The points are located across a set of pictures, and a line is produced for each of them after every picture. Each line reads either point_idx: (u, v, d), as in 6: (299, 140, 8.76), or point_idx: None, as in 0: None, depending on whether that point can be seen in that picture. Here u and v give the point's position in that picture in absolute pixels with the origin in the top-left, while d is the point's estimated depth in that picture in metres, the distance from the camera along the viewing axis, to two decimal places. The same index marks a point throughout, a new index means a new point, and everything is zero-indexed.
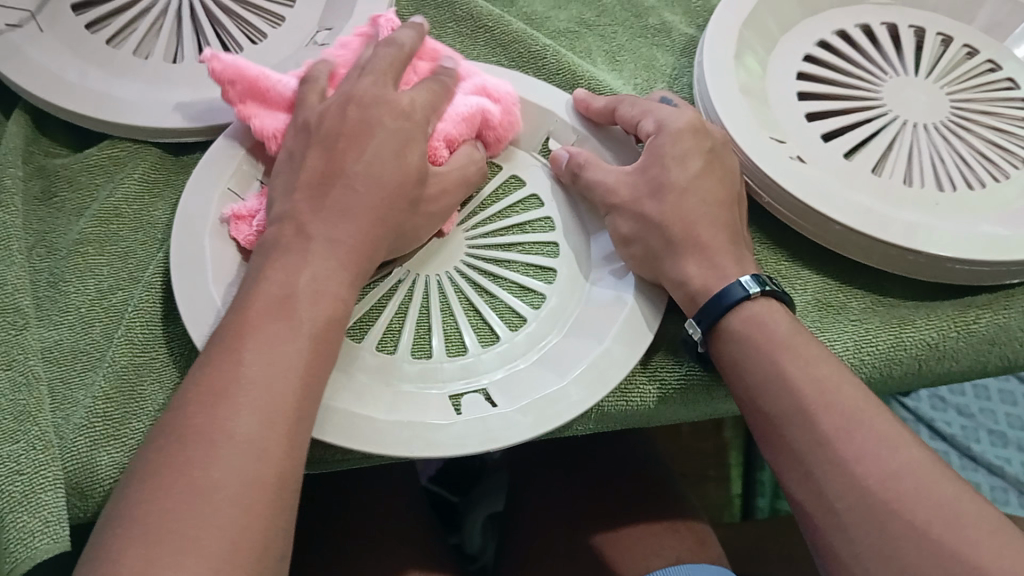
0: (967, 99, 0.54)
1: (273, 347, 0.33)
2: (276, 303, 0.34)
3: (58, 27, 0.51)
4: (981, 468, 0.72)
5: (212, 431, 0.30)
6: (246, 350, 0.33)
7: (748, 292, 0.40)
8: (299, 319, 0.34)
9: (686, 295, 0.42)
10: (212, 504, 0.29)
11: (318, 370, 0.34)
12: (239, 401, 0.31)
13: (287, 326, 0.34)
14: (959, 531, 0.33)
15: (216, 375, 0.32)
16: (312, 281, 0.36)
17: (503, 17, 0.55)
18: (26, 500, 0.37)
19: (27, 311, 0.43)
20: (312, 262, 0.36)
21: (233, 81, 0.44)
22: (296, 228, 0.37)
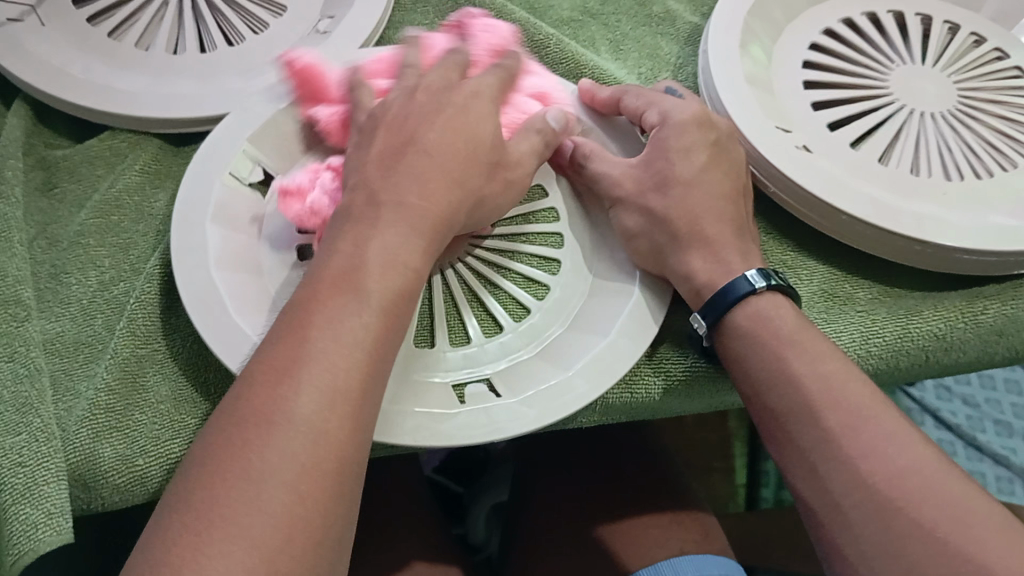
0: (975, 88, 0.53)
1: (340, 320, 0.32)
2: (348, 274, 0.33)
3: (60, 21, 0.51)
4: (986, 458, 0.72)
5: (271, 410, 0.30)
6: (314, 324, 0.32)
7: (753, 288, 0.40)
8: (334, 278, 0.33)
9: (691, 290, 0.42)
10: (258, 484, 0.28)
11: (384, 342, 0.33)
12: (302, 378, 0.30)
13: (354, 298, 0.33)
14: (966, 529, 0.33)
15: (284, 348, 0.31)
16: (383, 251, 0.34)
17: (506, 5, 0.54)
18: (27, 492, 0.37)
19: (29, 302, 0.42)
20: (382, 230, 0.35)
21: (298, 84, 0.45)
22: (368, 195, 0.36)
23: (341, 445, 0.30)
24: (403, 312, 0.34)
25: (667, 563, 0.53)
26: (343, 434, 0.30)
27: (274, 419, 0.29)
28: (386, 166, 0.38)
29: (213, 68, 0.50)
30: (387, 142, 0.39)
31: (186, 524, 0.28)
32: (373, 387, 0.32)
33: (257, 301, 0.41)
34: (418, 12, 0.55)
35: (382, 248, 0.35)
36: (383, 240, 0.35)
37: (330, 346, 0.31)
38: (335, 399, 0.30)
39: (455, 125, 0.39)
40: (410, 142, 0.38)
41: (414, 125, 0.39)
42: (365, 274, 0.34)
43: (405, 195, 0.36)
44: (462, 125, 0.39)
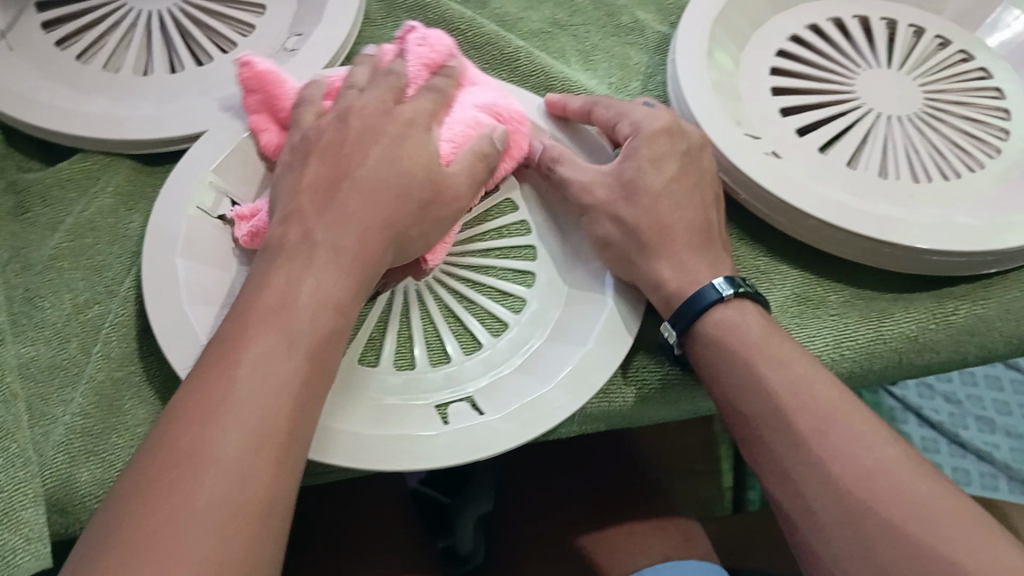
0: (940, 90, 0.54)
1: (267, 361, 0.32)
2: (277, 312, 0.34)
3: (29, 46, 0.51)
4: (969, 454, 0.74)
5: (196, 446, 0.30)
6: (242, 361, 0.32)
7: (720, 296, 0.41)
8: (262, 314, 0.34)
9: (661, 298, 0.42)
10: (188, 518, 0.28)
11: (314, 378, 0.33)
12: (227, 420, 0.30)
13: (280, 338, 0.33)
14: (936, 527, 0.33)
15: (205, 383, 0.31)
16: (315, 292, 0.35)
17: (474, 19, 0.55)
18: (6, 518, 0.37)
19: (5, 327, 0.42)
20: (317, 273, 0.36)
21: (253, 89, 0.46)
22: (303, 236, 0.37)
23: (270, 477, 0.30)
24: (332, 349, 0.35)
25: (651, 568, 0.53)
26: (272, 472, 0.31)
27: (201, 459, 0.30)
28: (316, 198, 0.38)
29: (182, 88, 0.51)
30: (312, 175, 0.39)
31: (134, 552, 0.27)
32: (302, 425, 0.32)
33: (213, 299, 0.42)
34: (388, 27, 0.56)
35: (314, 288, 0.35)
36: (314, 283, 0.35)
37: (259, 387, 0.32)
38: (262, 438, 0.31)
39: (382, 155, 0.40)
40: (332, 180, 0.38)
41: (340, 159, 0.39)
42: (293, 316, 0.34)
43: (336, 232, 0.37)
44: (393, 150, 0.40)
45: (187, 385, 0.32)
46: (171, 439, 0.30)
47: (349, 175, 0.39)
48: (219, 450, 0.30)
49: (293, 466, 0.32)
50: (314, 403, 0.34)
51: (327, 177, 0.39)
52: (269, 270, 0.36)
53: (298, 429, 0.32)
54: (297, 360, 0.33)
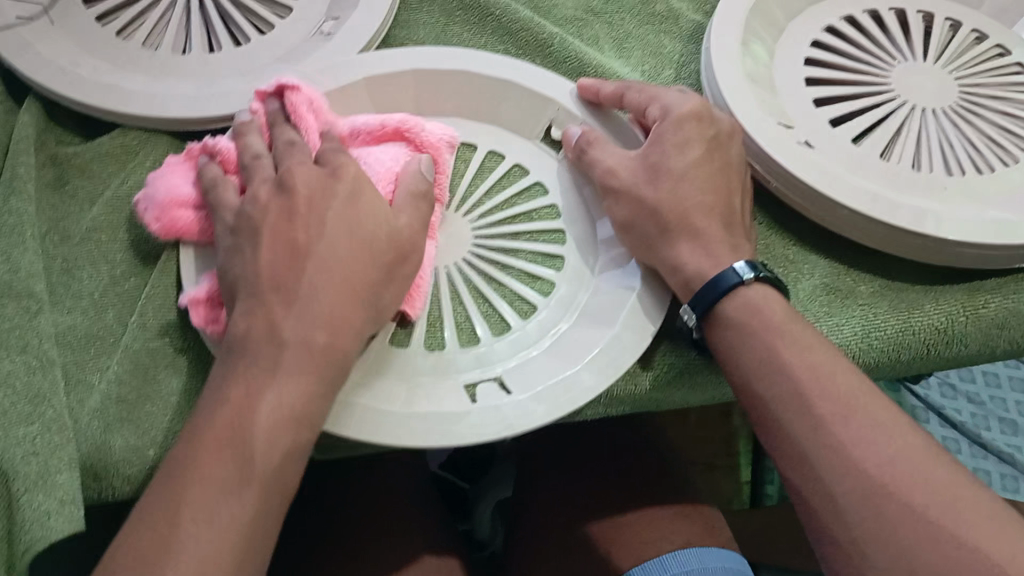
0: (975, 83, 0.53)
1: (216, 500, 0.33)
2: (231, 436, 0.34)
3: (69, 21, 0.52)
4: (991, 456, 0.73)
5: None
6: (186, 501, 0.33)
7: (741, 279, 0.41)
8: (215, 439, 0.34)
9: (681, 281, 0.42)
10: None
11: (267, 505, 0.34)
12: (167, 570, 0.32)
13: (234, 461, 0.34)
14: (953, 513, 0.33)
15: (150, 540, 0.32)
16: (276, 408, 0.35)
17: (508, 5, 0.55)
18: (41, 480, 0.38)
19: (41, 295, 0.43)
20: (281, 373, 0.35)
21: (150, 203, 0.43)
22: (270, 330, 0.36)
23: None
24: (293, 466, 0.35)
25: (669, 555, 0.53)
26: None
27: None
28: (287, 269, 0.37)
29: (220, 67, 0.51)
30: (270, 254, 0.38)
31: None
32: (249, 558, 0.34)
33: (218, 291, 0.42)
34: (423, 10, 0.56)
35: (275, 404, 0.35)
36: (275, 395, 0.35)
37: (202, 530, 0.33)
38: None
39: (343, 227, 0.39)
40: (293, 256, 0.38)
41: (296, 232, 0.38)
42: (250, 445, 0.34)
43: (320, 298, 0.37)
44: (353, 218, 0.39)
45: (138, 516, 0.33)
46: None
47: (310, 252, 0.38)
48: None
49: None
50: (271, 526, 0.35)
51: (287, 256, 0.38)
52: (232, 372, 0.36)
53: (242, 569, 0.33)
54: (250, 498, 0.34)
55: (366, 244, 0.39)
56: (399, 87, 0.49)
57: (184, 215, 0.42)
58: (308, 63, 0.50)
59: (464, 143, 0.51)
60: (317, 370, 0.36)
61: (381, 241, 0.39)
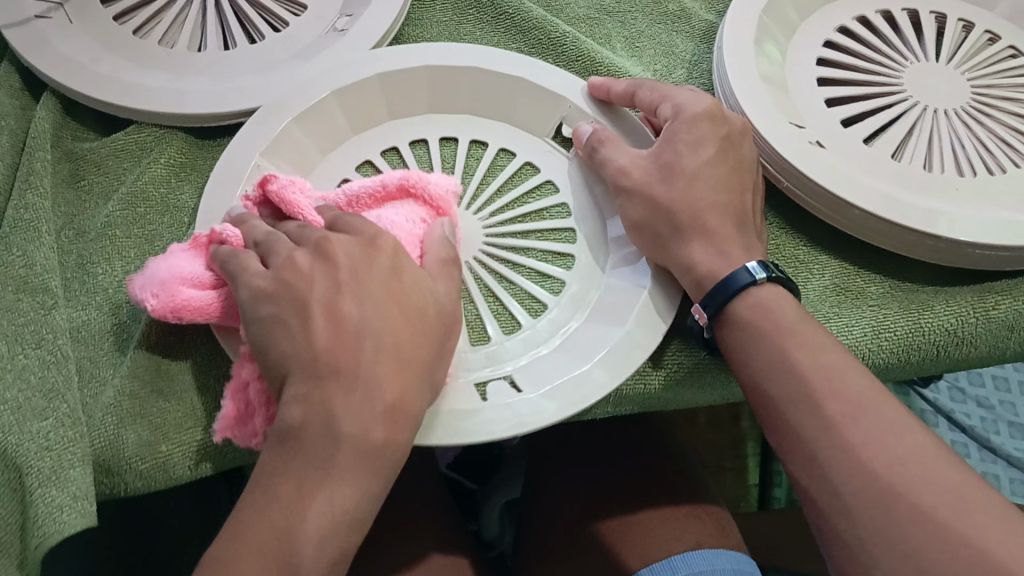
0: (988, 85, 0.53)
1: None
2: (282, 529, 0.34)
3: (85, 18, 0.52)
4: (1000, 460, 0.73)
5: None
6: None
7: (753, 278, 0.41)
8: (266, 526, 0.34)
9: (693, 281, 0.42)
10: None
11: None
12: None
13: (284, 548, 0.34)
14: (963, 515, 0.33)
15: None
16: (326, 507, 0.35)
17: (522, 4, 0.55)
18: (54, 475, 0.38)
19: (55, 291, 0.43)
20: (335, 471, 0.35)
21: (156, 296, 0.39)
22: (324, 418, 0.35)
23: None
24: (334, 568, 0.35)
25: (680, 555, 0.53)
26: None
27: None
28: (341, 349, 0.36)
29: (235, 64, 0.52)
30: (326, 337, 0.36)
31: None
32: None
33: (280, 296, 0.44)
34: (436, 9, 0.56)
35: (327, 504, 0.35)
36: (328, 496, 0.35)
37: None
38: None
39: (396, 308, 0.38)
40: (341, 338, 0.37)
41: (350, 313, 0.37)
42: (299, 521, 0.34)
43: (374, 387, 0.36)
44: (405, 301, 0.38)
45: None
46: None
47: (364, 337, 0.37)
48: None
49: None
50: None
51: (343, 339, 0.37)
52: (287, 467, 0.35)
53: None
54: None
55: (417, 323, 0.38)
56: (415, 81, 0.50)
57: (200, 296, 0.39)
58: (322, 60, 0.50)
59: (476, 141, 0.51)
60: (367, 461, 0.35)
61: (428, 319, 0.38)
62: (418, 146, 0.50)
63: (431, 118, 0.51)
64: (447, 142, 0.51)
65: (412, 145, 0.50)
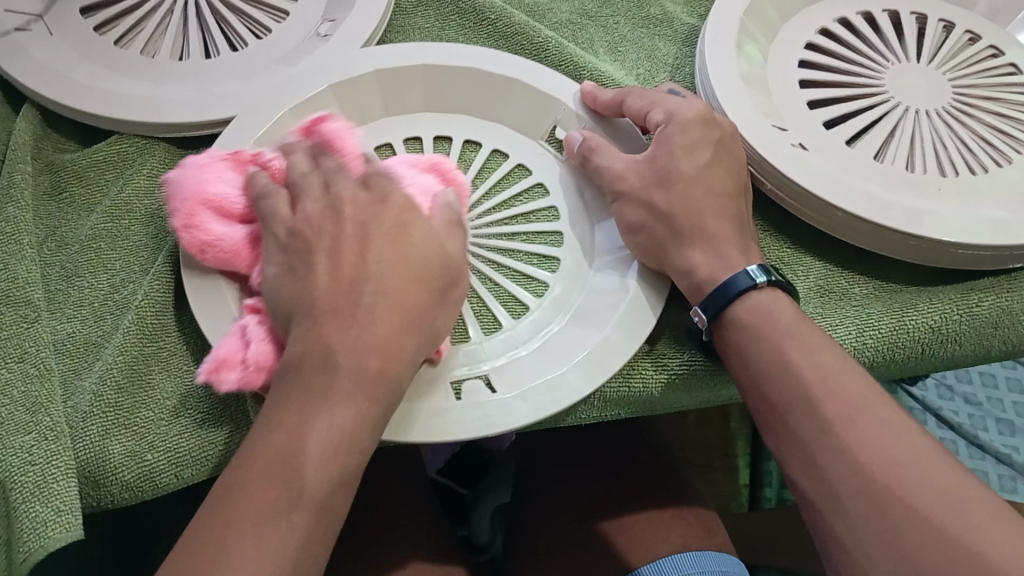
0: (969, 85, 0.54)
1: (275, 516, 0.32)
2: (286, 457, 0.33)
3: (66, 28, 0.52)
4: (988, 456, 0.73)
5: None
6: (251, 514, 0.31)
7: (754, 282, 0.41)
8: (271, 458, 0.33)
9: (692, 285, 0.42)
10: None
11: (324, 524, 0.33)
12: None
13: (289, 482, 0.32)
14: (961, 516, 0.33)
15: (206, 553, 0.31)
16: (328, 433, 0.33)
17: (505, 9, 0.55)
18: (38, 490, 0.38)
19: (38, 303, 0.43)
20: (335, 401, 0.34)
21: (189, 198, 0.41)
22: (324, 354, 0.35)
23: None
24: (340, 497, 0.33)
25: (668, 559, 0.53)
26: None
27: None
28: (341, 295, 0.36)
29: (216, 71, 0.51)
30: (327, 285, 0.36)
31: None
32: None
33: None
34: (418, 17, 0.56)
35: (328, 428, 0.34)
36: (328, 418, 0.34)
37: (261, 544, 0.31)
38: None
39: (395, 253, 0.38)
40: (346, 284, 0.37)
41: (351, 261, 0.37)
42: (305, 452, 0.33)
43: (376, 317, 0.36)
44: (404, 247, 0.38)
45: (196, 524, 0.32)
46: None
47: (363, 278, 0.37)
48: None
49: None
50: (319, 554, 0.33)
51: (345, 286, 0.36)
52: (287, 399, 0.34)
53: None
54: (300, 521, 0.32)
55: (418, 268, 0.38)
56: (409, 82, 0.50)
57: (228, 226, 0.41)
58: (305, 65, 0.50)
59: (469, 142, 0.51)
60: (368, 392, 0.35)
61: (430, 263, 0.38)
62: (410, 144, 0.51)
63: (428, 115, 0.51)
64: (442, 141, 0.51)
65: (406, 142, 0.51)
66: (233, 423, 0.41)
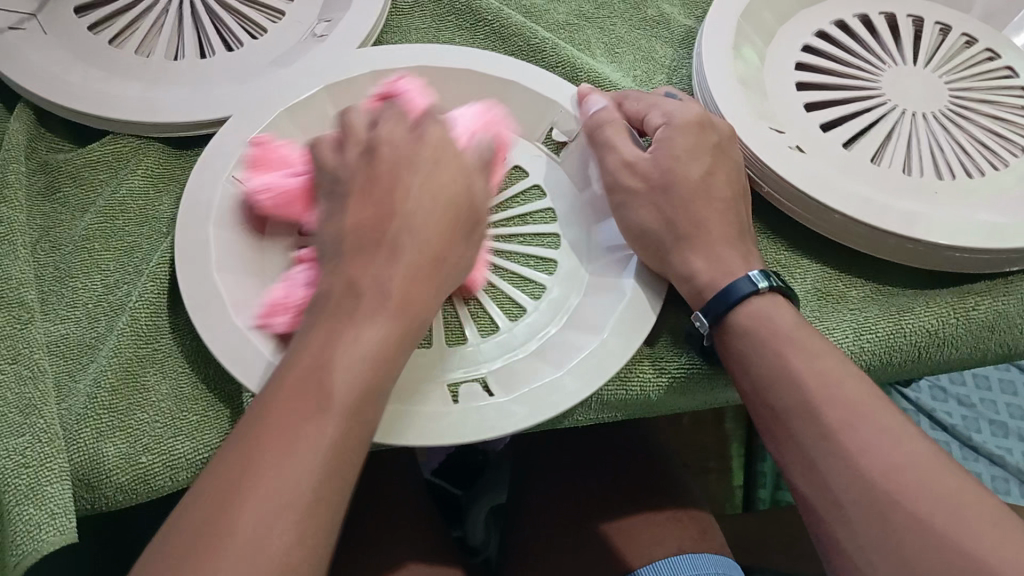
0: (966, 88, 0.54)
1: (304, 428, 0.30)
2: (314, 371, 0.32)
3: (60, 28, 0.52)
4: (981, 458, 0.73)
5: (220, 525, 0.28)
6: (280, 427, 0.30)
7: (755, 288, 0.41)
8: (301, 373, 0.32)
9: (692, 290, 0.42)
10: None
11: (356, 442, 0.31)
12: (249, 499, 0.28)
13: (317, 394, 0.31)
14: (962, 524, 0.33)
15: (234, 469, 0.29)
16: (358, 347, 0.33)
17: (501, 10, 0.55)
18: (31, 492, 0.37)
19: (32, 304, 0.42)
20: (365, 320, 0.33)
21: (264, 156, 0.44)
22: (350, 283, 0.35)
23: (291, 547, 0.28)
24: (370, 420, 0.32)
25: (664, 562, 0.53)
26: (294, 544, 0.28)
27: (214, 542, 0.28)
28: (373, 225, 0.36)
29: (212, 72, 0.51)
30: (354, 220, 0.37)
31: None
32: (333, 500, 0.30)
33: (254, 270, 0.44)
34: (415, 17, 0.56)
35: (355, 344, 0.33)
36: (356, 335, 0.33)
37: (290, 457, 0.29)
38: (288, 515, 0.29)
39: (422, 189, 0.38)
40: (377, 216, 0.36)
41: (379, 196, 0.37)
42: (333, 368, 0.32)
43: (405, 244, 0.36)
44: (432, 184, 0.38)
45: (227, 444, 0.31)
46: (202, 518, 0.28)
47: (391, 213, 0.37)
48: (245, 525, 0.28)
49: (319, 537, 0.29)
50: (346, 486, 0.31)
51: (372, 220, 0.36)
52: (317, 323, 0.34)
53: (326, 504, 0.30)
54: (330, 432, 0.30)
55: (447, 203, 0.38)
56: None
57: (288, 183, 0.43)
58: (301, 65, 0.50)
59: None
60: (399, 317, 0.34)
61: (455, 198, 0.39)
62: None
63: None
64: None
65: None
66: (232, 425, 0.41)
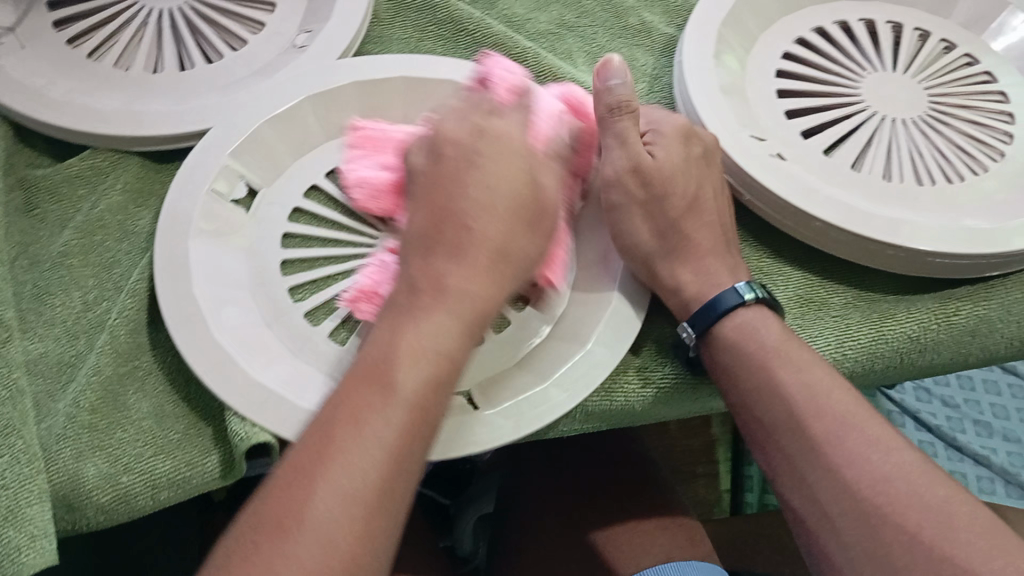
0: (945, 93, 0.54)
1: (374, 418, 0.32)
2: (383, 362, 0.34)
3: (38, 42, 0.52)
4: (966, 458, 0.74)
5: (295, 510, 0.31)
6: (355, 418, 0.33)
7: (741, 299, 0.41)
8: (372, 365, 0.34)
9: (680, 303, 0.43)
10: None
11: (423, 427, 0.33)
12: (320, 484, 0.31)
13: (384, 386, 0.33)
14: (950, 533, 0.33)
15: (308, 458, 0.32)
16: (426, 339, 0.34)
17: (484, 21, 0.55)
18: (11, 515, 0.37)
19: (12, 324, 0.41)
20: (436, 313, 0.35)
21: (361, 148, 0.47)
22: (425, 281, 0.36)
23: (358, 534, 0.31)
24: (434, 410, 0.34)
25: (651, 569, 0.53)
26: (360, 529, 0.31)
27: (290, 528, 0.30)
28: (444, 221, 0.37)
29: (192, 85, 0.51)
30: (422, 223, 0.38)
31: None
32: (402, 484, 0.32)
33: (248, 280, 0.44)
34: (395, 26, 0.56)
35: (423, 336, 0.34)
36: (421, 326, 0.35)
37: (360, 446, 0.32)
38: (356, 503, 0.31)
39: (483, 186, 0.37)
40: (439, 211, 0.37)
41: (445, 196, 0.38)
42: (401, 360, 0.34)
43: (470, 232, 0.37)
44: (493, 176, 0.38)
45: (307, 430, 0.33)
46: (278, 506, 0.31)
47: (455, 212, 0.37)
48: (316, 507, 0.31)
49: (384, 525, 0.32)
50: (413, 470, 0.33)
51: (431, 219, 0.37)
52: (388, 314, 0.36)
53: (393, 490, 0.32)
54: (399, 420, 0.33)
55: (508, 192, 0.38)
56: (387, 95, 0.50)
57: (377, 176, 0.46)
58: (282, 77, 0.50)
59: None
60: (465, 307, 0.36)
61: (519, 187, 0.38)
62: None
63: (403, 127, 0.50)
64: None
65: None
66: (213, 442, 0.41)
